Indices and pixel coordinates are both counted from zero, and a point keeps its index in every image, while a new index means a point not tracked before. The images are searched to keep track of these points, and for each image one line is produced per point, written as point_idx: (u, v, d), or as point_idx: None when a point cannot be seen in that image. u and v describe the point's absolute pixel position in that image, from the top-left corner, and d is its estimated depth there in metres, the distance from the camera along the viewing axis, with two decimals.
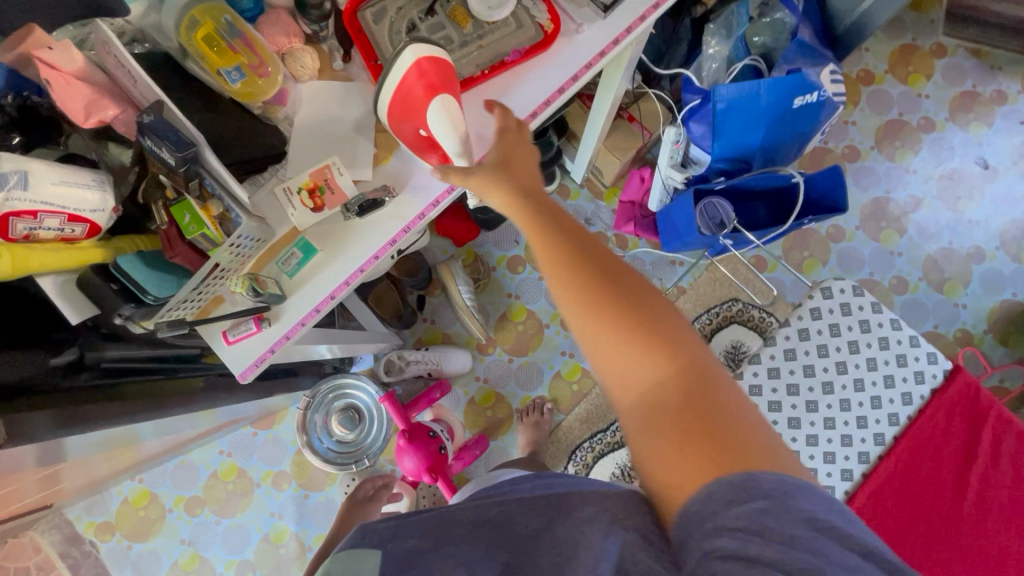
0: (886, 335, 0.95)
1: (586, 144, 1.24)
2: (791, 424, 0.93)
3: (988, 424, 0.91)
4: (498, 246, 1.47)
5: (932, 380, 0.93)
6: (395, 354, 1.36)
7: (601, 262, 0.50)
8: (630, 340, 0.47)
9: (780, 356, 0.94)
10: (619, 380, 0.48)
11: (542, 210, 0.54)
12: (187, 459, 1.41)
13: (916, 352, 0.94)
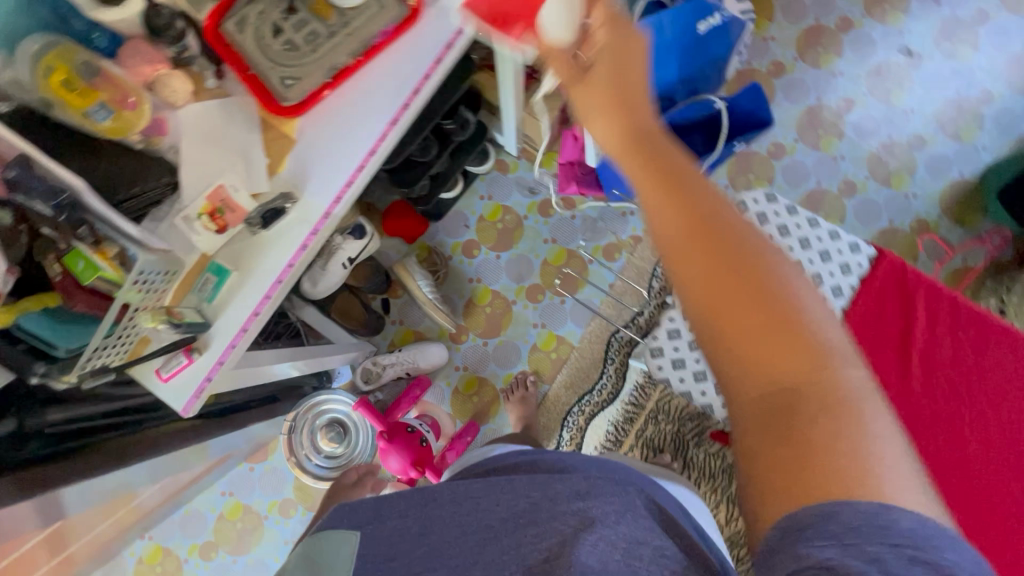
0: (804, 237, 0.98)
1: (508, 111, 1.19)
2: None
3: (918, 300, 0.93)
4: (449, 235, 1.47)
5: (859, 269, 0.96)
6: (370, 361, 1.37)
7: (724, 238, 0.45)
8: (748, 325, 0.43)
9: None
10: (729, 364, 0.44)
11: (669, 174, 0.48)
12: (191, 507, 1.41)
13: (839, 246, 0.97)
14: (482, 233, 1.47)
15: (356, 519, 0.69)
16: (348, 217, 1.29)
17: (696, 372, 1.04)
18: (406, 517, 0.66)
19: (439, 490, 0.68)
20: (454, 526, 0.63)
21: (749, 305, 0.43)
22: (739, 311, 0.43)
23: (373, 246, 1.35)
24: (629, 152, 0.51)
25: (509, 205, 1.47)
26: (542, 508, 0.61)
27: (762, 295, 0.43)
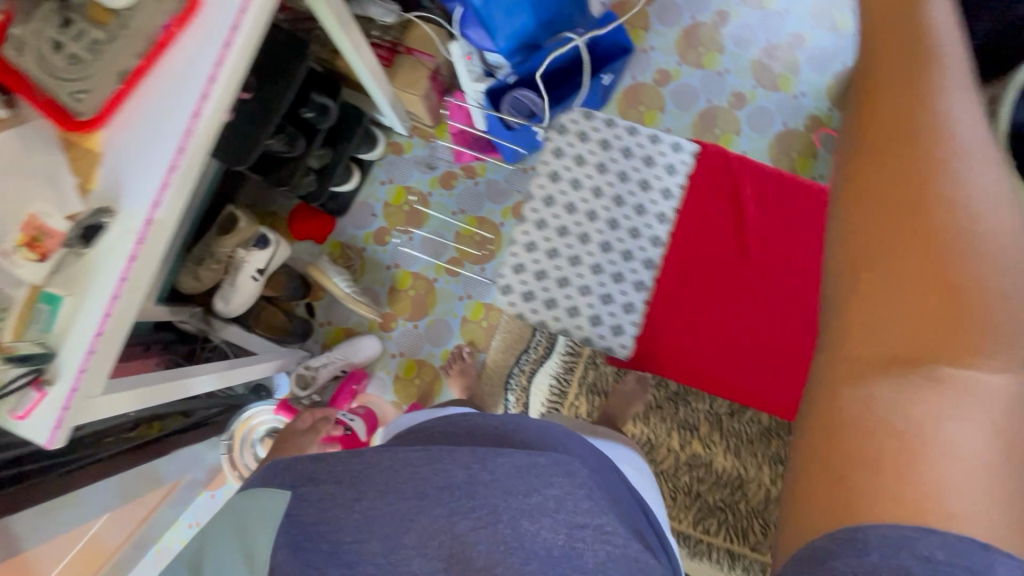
0: (627, 145, 0.95)
1: (373, 90, 1.17)
2: (574, 263, 0.93)
3: (739, 180, 0.94)
4: (358, 227, 1.46)
5: (683, 167, 0.95)
6: (302, 367, 1.33)
7: (928, 224, 0.60)
8: (885, 302, 0.63)
9: (542, 206, 0.94)
10: (852, 336, 0.66)
11: (923, 222, 0.61)
12: (162, 544, 1.41)
13: (661, 149, 0.96)
14: (390, 219, 1.46)
15: (286, 482, 0.69)
16: (246, 228, 1.28)
17: (546, 304, 0.93)
18: (340, 484, 0.67)
19: (370, 456, 0.70)
20: (388, 494, 0.66)
21: (926, 248, 0.60)
22: (920, 241, 0.61)
23: (281, 253, 1.35)
24: (890, 178, 0.65)
25: (411, 185, 1.46)
26: (479, 480, 0.67)
27: (936, 262, 0.59)
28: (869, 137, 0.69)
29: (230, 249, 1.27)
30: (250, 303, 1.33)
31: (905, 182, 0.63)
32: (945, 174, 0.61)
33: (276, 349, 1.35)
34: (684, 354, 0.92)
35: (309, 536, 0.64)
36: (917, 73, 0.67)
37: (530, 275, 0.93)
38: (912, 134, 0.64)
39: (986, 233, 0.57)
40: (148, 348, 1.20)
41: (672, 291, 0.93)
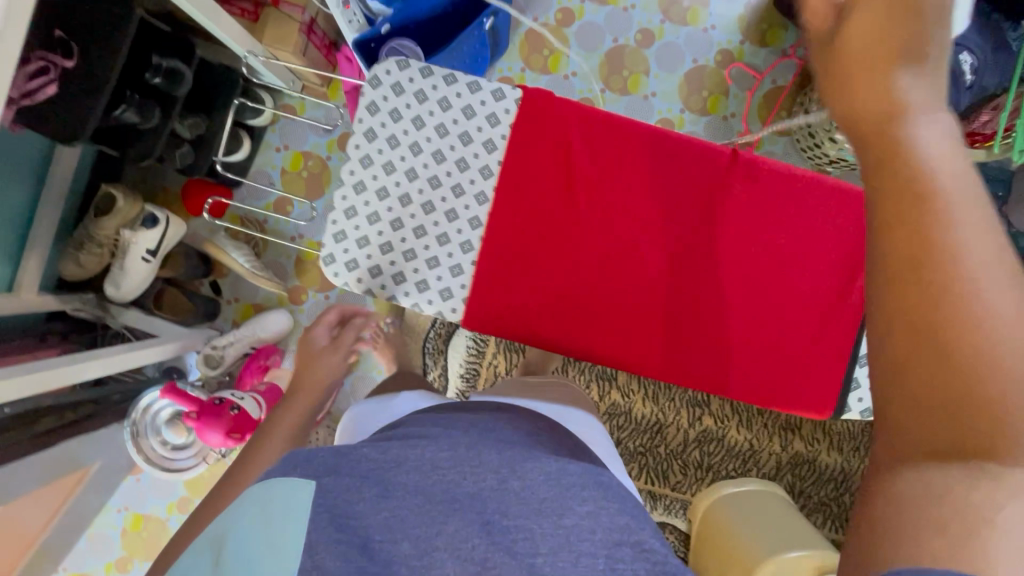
0: (445, 95, 0.90)
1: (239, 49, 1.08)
2: (396, 226, 0.90)
3: (565, 124, 0.89)
4: (257, 198, 1.40)
5: (507, 116, 0.89)
6: (208, 347, 1.31)
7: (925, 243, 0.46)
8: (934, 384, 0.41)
9: (360, 168, 0.90)
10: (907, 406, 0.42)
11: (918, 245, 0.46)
12: (94, 531, 1.39)
13: (482, 97, 0.89)
14: (289, 187, 1.40)
15: (307, 472, 0.56)
16: (128, 207, 1.20)
17: (373, 273, 0.91)
18: (365, 480, 0.55)
19: (397, 451, 0.58)
20: (419, 499, 0.54)
21: (932, 328, 0.42)
22: (917, 297, 0.43)
23: (176, 231, 1.28)
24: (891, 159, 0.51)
25: (308, 149, 1.39)
26: (509, 485, 0.56)
27: (948, 334, 0.41)
28: (851, 114, 0.57)
29: (112, 231, 1.21)
30: (145, 287, 1.28)
31: (889, 228, 0.48)
32: (948, 212, 0.46)
33: (179, 331, 1.31)
34: (517, 317, 0.89)
35: (341, 526, 0.52)
36: (873, 84, 0.55)
37: (354, 244, 0.91)
38: (896, 185, 0.49)
39: (971, 266, 0.43)
40: (43, 340, 1.14)
41: (502, 250, 0.89)
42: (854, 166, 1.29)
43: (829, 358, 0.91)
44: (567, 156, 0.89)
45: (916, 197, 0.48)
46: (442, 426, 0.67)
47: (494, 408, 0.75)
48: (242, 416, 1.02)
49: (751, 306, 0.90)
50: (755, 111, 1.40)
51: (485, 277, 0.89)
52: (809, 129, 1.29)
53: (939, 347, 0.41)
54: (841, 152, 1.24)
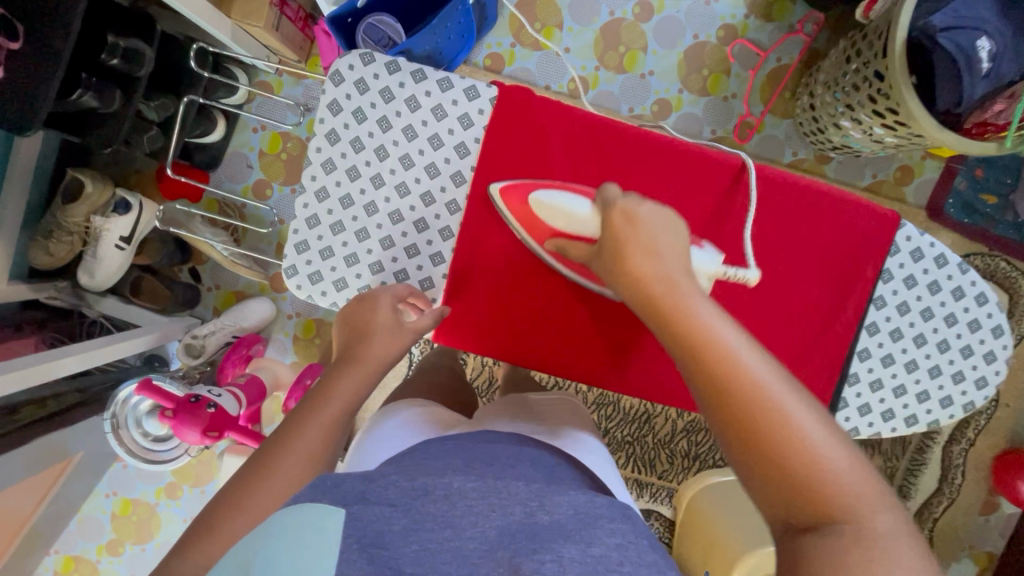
0: (413, 94, 0.88)
1: (202, 22, 1.00)
2: (361, 237, 0.89)
3: (542, 128, 0.88)
4: (234, 181, 1.34)
5: (479, 117, 0.88)
6: (189, 337, 1.27)
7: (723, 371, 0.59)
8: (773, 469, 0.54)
9: (321, 173, 0.88)
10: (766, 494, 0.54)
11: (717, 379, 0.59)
12: (83, 514, 1.39)
13: (453, 96, 0.88)
14: (268, 170, 1.34)
15: (336, 499, 0.52)
16: (98, 193, 1.16)
17: (336, 283, 0.90)
18: (396, 508, 0.52)
19: (428, 480, 0.56)
20: (450, 532, 0.51)
21: (760, 445, 0.55)
22: (748, 427, 0.56)
23: (150, 217, 1.22)
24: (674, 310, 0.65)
25: (286, 130, 1.32)
26: (539, 524, 0.53)
27: (770, 444, 0.54)
28: (633, 285, 0.69)
29: (82, 219, 1.16)
30: (119, 276, 1.24)
31: (702, 379, 0.60)
32: (731, 347, 0.60)
33: (158, 320, 1.28)
34: (486, 330, 0.91)
35: (373, 556, 0.47)
36: (639, 246, 0.70)
37: (316, 254, 0.90)
38: (692, 335, 0.62)
39: (764, 383, 0.58)
40: (20, 329, 1.13)
41: (477, 260, 0.90)
42: (858, 152, 1.23)
43: (818, 372, 0.89)
44: (545, 162, 0.88)
45: (702, 352, 0.61)
46: (454, 457, 0.66)
47: (512, 440, 0.74)
48: (219, 415, 1.00)
49: (735, 318, 0.89)
50: (757, 92, 1.33)
51: (460, 287, 0.90)
52: (813, 113, 1.23)
53: (771, 457, 0.54)
54: (845, 139, 1.19)
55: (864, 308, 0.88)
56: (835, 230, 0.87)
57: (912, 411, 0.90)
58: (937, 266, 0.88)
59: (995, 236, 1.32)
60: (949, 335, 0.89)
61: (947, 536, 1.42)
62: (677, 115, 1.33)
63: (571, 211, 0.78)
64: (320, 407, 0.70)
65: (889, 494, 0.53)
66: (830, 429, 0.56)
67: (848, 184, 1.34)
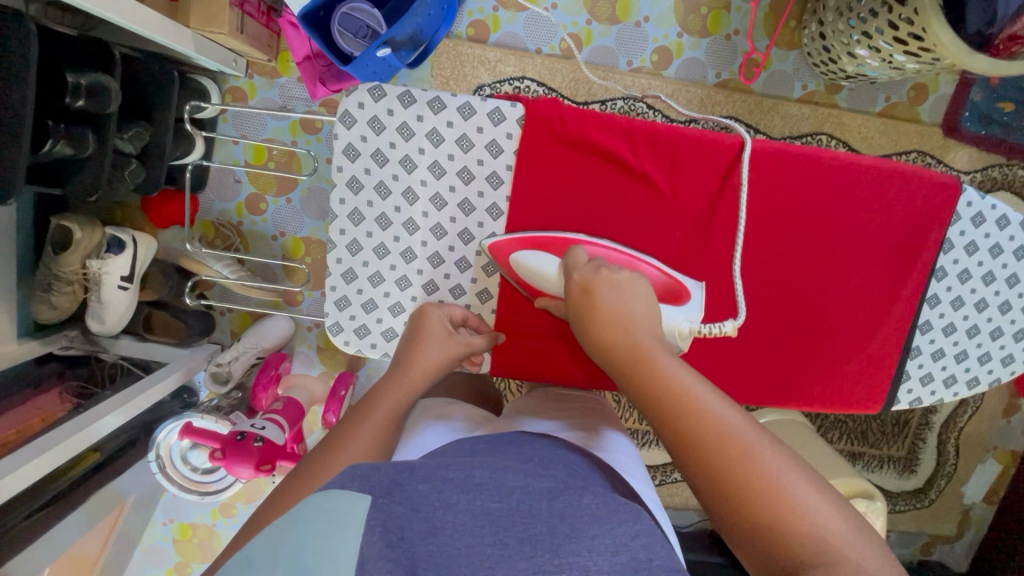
0: (434, 127, 0.83)
1: (160, 38, 0.91)
2: (402, 284, 0.88)
3: (584, 141, 0.82)
4: (225, 199, 1.28)
5: (507, 142, 0.83)
6: (212, 365, 1.24)
7: (675, 412, 0.57)
8: (741, 508, 0.51)
9: (350, 226, 0.86)
10: (738, 534, 0.51)
11: (669, 419, 0.57)
12: (145, 544, 1.41)
13: (477, 123, 0.83)
14: (258, 182, 1.27)
15: (365, 485, 0.47)
16: (88, 236, 1.10)
17: (385, 333, 0.89)
18: (416, 515, 0.48)
19: (450, 491, 0.51)
20: (469, 541, 0.47)
21: (721, 484, 0.52)
22: (722, 484, 0.52)
23: (147, 251, 1.17)
24: (632, 353, 0.65)
25: (269, 135, 1.24)
26: (564, 531, 0.50)
27: (739, 493, 0.51)
28: (601, 326, 0.69)
29: (79, 265, 1.11)
30: (129, 316, 1.19)
31: (673, 445, 0.57)
32: (689, 395, 0.58)
33: (178, 353, 1.26)
34: (548, 355, 0.90)
35: (391, 544, 0.44)
36: (602, 317, 0.69)
37: (360, 308, 0.89)
38: (660, 393, 0.59)
39: (728, 428, 0.55)
40: (40, 385, 1.09)
41: (527, 289, 0.88)
42: (873, 79, 1.18)
43: (885, 354, 0.89)
44: (586, 183, 0.84)
45: (669, 417, 0.57)
46: (489, 456, 0.61)
47: (543, 441, 0.68)
48: (268, 448, 1.05)
49: (794, 321, 0.88)
50: (760, 26, 1.25)
51: (512, 317, 0.89)
52: (823, 43, 1.15)
53: (744, 512, 0.50)
54: (860, 67, 1.13)
55: (926, 285, 0.87)
56: (891, 212, 0.84)
57: (974, 373, 0.92)
58: (1000, 228, 0.87)
59: (1014, 145, 1.28)
60: (1010, 296, 0.90)
61: (973, 441, 1.50)
62: (678, 62, 1.25)
63: (542, 271, 0.80)
64: (367, 414, 0.62)
65: (860, 525, 0.49)
66: (798, 466, 0.53)
67: (862, 112, 1.29)
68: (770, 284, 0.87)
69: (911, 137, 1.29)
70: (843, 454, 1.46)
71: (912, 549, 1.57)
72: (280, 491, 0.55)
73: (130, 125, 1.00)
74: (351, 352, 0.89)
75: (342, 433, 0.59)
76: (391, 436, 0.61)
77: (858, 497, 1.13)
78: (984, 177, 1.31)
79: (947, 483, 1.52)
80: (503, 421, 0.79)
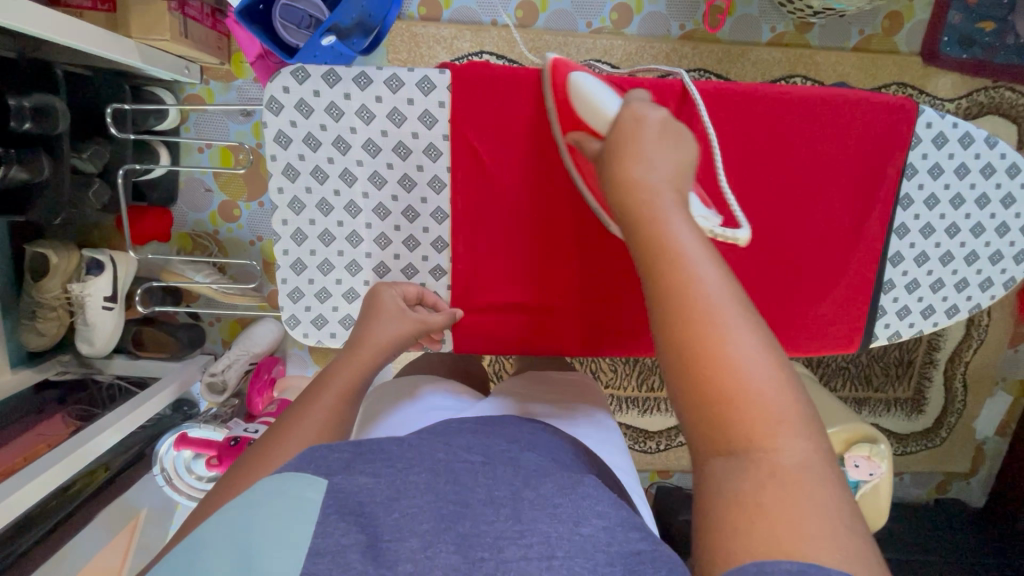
0: (362, 104, 0.81)
1: (100, 49, 0.88)
2: (352, 270, 0.88)
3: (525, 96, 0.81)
4: (198, 210, 1.28)
5: (441, 110, 0.81)
6: (207, 376, 1.25)
7: (660, 261, 0.51)
8: (685, 364, 0.45)
9: (292, 215, 0.85)
10: (678, 391, 0.46)
11: (655, 269, 0.51)
12: None
13: (407, 95, 0.81)
14: (228, 188, 1.27)
15: (320, 468, 0.46)
16: (65, 261, 1.11)
17: (342, 320, 0.89)
18: (382, 484, 0.45)
19: (416, 455, 0.49)
20: (433, 499, 0.45)
21: (680, 333, 0.46)
22: (684, 341, 0.46)
23: (127, 269, 1.16)
24: (632, 204, 0.58)
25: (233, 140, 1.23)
26: (527, 495, 0.46)
27: (694, 344, 0.45)
28: (611, 173, 0.62)
29: (60, 290, 1.11)
30: (119, 333, 1.19)
31: (652, 300, 0.50)
32: (683, 249, 0.51)
33: (171, 366, 1.27)
34: (508, 326, 0.89)
35: (358, 512, 0.43)
36: (621, 152, 0.63)
37: (315, 297, 0.89)
38: (657, 247, 0.52)
39: (704, 285, 0.48)
40: (42, 410, 1.09)
41: (480, 260, 0.87)
42: (841, 12, 1.13)
43: (853, 289, 0.87)
44: (527, 146, 0.83)
45: (662, 269, 0.51)
46: (462, 433, 0.58)
47: (529, 423, 0.65)
48: None
49: (755, 261, 0.86)
50: None
51: (468, 293, 0.88)
52: None
53: (691, 366, 0.45)
54: (826, 1, 1.08)
55: (892, 212, 0.85)
56: (842, 140, 0.82)
57: (952, 302, 0.89)
58: (964, 147, 0.83)
59: (998, 65, 1.23)
60: (983, 217, 0.86)
61: (981, 375, 1.47)
62: (639, 18, 1.21)
63: (598, 105, 0.70)
64: (318, 397, 0.61)
65: (817, 426, 0.43)
66: (772, 345, 0.46)
67: (836, 49, 1.24)
68: (728, 233, 0.85)
69: (889, 69, 1.24)
70: (848, 401, 1.45)
71: (925, 490, 1.58)
72: (224, 480, 0.54)
73: (87, 143, 1.00)
74: (309, 343, 0.89)
75: (288, 417, 0.58)
76: (343, 420, 0.60)
77: (861, 442, 1.11)
78: (969, 103, 1.26)
79: (957, 420, 1.50)
80: (487, 404, 0.76)
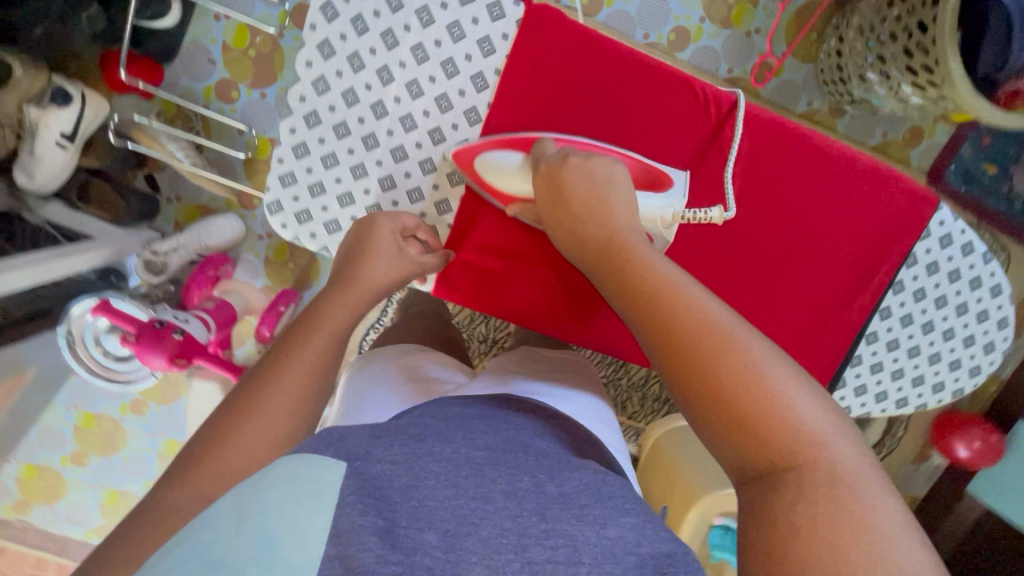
0: (425, 6, 0.81)
1: None
2: (357, 174, 0.85)
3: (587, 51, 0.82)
4: (195, 79, 1.19)
5: (502, 42, 0.82)
6: (147, 252, 1.15)
7: (646, 291, 0.56)
8: (704, 389, 0.49)
9: (313, 94, 0.82)
10: (699, 415, 0.49)
11: (642, 300, 0.56)
12: (42, 426, 1.30)
13: (473, 13, 0.81)
14: (234, 68, 1.19)
15: (339, 450, 0.47)
16: (30, 80, 0.99)
17: (328, 223, 0.86)
18: (397, 467, 0.46)
19: (432, 440, 0.50)
20: (451, 491, 0.46)
21: (686, 359, 0.50)
22: (695, 366, 0.50)
23: (96, 111, 1.07)
24: (610, 228, 0.64)
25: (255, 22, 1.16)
26: (546, 496, 0.47)
27: (704, 369, 0.49)
28: (581, 198, 0.68)
29: (13, 109, 1.00)
30: (65, 176, 1.08)
31: (645, 326, 0.55)
32: (670, 277, 0.57)
33: (115, 230, 1.16)
34: (491, 279, 0.88)
35: (374, 496, 0.44)
36: (587, 184, 0.69)
37: (308, 190, 0.85)
38: (646, 288, 0.56)
39: (703, 310, 0.53)
40: None
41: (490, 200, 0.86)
42: (875, 109, 1.18)
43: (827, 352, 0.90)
44: (563, 107, 0.83)
45: (651, 295, 0.56)
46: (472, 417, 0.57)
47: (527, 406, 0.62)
48: (188, 342, 1.04)
49: (750, 302, 0.88)
50: (781, 31, 1.23)
51: (463, 233, 0.87)
52: (838, 61, 1.14)
53: (705, 387, 0.49)
54: (867, 94, 1.13)
55: (883, 292, 0.88)
56: (865, 210, 0.85)
57: (904, 394, 0.94)
58: (964, 255, 0.88)
59: (988, 209, 1.31)
60: (957, 323, 0.92)
61: None
62: (694, 48, 1.22)
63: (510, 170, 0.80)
64: (304, 342, 0.61)
65: (844, 431, 0.47)
66: (788, 368, 0.50)
67: (856, 142, 1.29)
68: (735, 258, 0.87)
69: None
70: None
71: None
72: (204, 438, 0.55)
73: None
74: (286, 235, 0.86)
75: (275, 366, 0.59)
76: (331, 368, 0.62)
77: None
78: None
79: None
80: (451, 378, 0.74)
